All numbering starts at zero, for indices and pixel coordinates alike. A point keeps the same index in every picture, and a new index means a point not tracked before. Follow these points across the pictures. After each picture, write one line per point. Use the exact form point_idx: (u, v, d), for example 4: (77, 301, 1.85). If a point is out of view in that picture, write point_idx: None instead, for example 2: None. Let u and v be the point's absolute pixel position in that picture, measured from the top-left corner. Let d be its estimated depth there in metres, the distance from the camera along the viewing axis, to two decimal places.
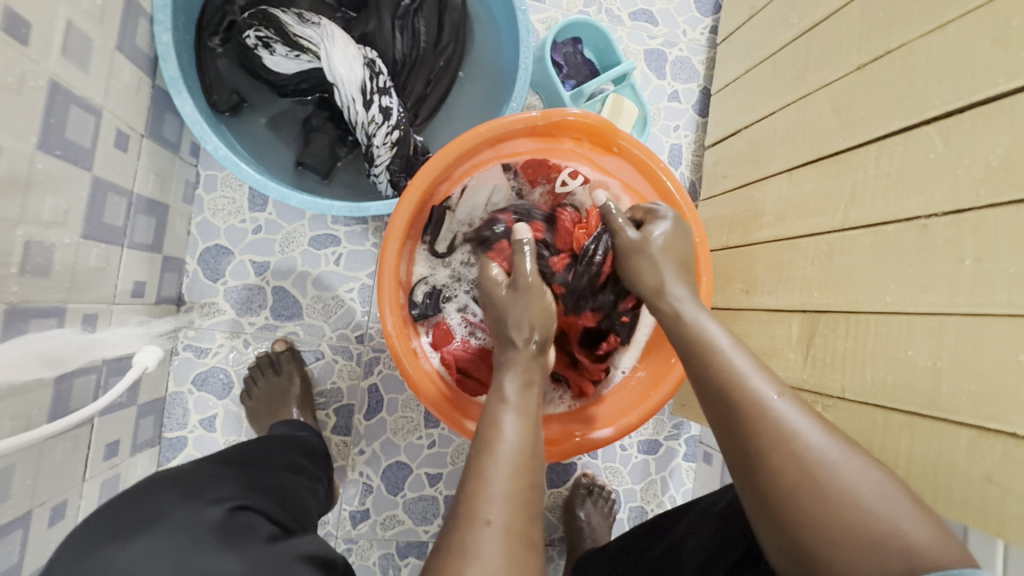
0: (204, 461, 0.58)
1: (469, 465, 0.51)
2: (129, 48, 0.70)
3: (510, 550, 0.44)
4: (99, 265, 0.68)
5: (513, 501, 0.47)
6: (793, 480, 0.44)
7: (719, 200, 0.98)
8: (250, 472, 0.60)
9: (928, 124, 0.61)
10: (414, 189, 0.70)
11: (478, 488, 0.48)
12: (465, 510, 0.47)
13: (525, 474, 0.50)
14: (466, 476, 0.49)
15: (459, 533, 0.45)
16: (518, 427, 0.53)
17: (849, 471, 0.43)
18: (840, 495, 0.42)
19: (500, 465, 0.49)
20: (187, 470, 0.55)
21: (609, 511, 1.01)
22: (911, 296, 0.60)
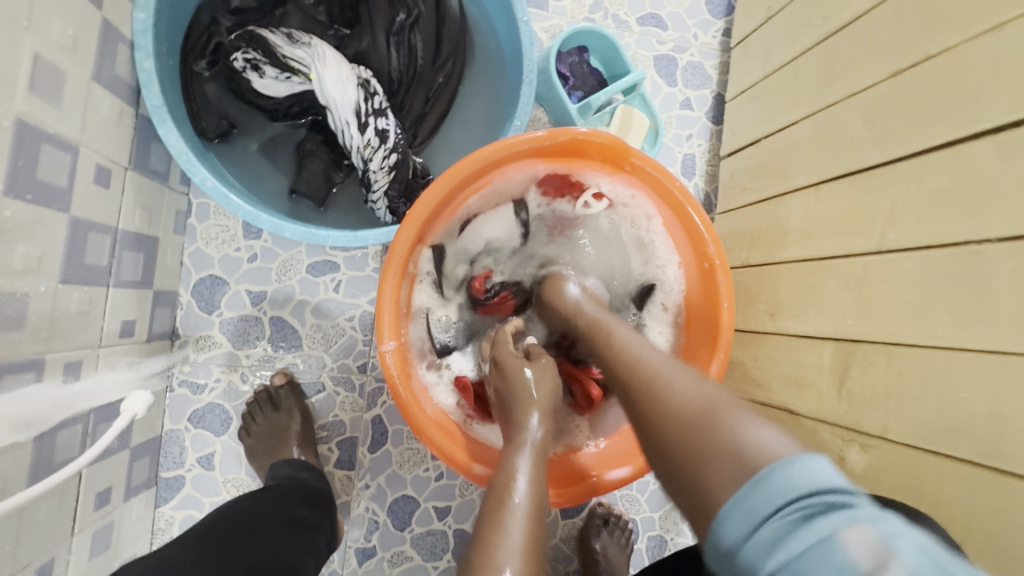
0: (185, 542, 0.58)
1: (481, 522, 0.47)
2: (107, 77, 0.66)
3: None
4: (80, 309, 0.64)
5: (527, 563, 0.43)
6: (675, 426, 0.42)
7: (737, 214, 0.92)
8: (236, 545, 0.57)
9: (976, 138, 0.55)
10: (412, 221, 0.66)
11: (487, 549, 0.44)
12: (473, 575, 0.42)
13: (540, 529, 0.47)
14: (478, 538, 0.46)
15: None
16: (531, 476, 0.52)
17: (738, 415, 0.39)
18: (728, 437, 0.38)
19: (516, 518, 0.46)
20: (164, 561, 0.54)
21: (626, 543, 0.96)
22: (961, 330, 0.54)
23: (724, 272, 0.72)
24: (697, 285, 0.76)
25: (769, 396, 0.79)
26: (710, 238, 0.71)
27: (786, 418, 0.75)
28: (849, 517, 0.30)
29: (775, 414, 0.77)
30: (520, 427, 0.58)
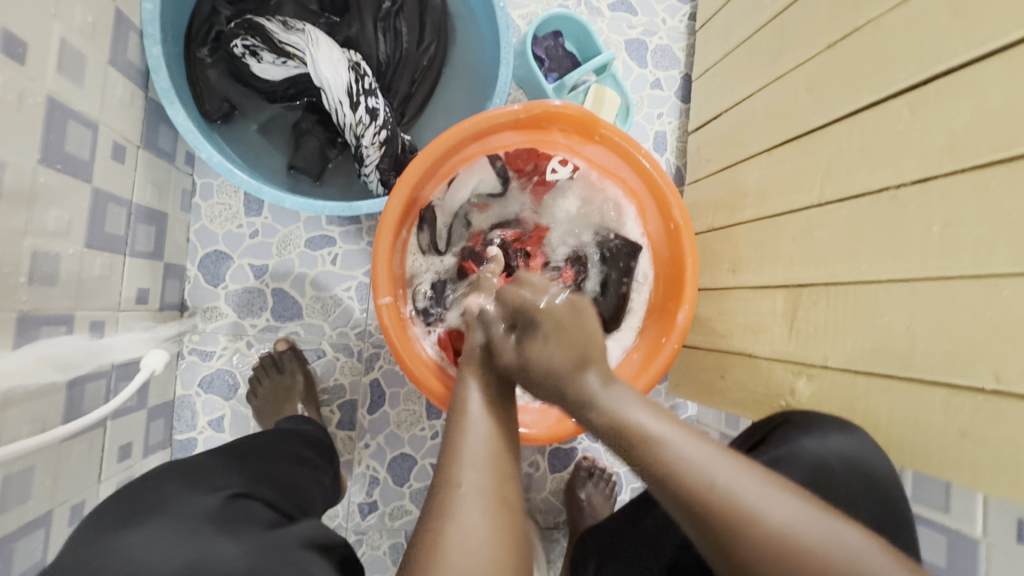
0: (210, 453, 0.62)
1: (447, 439, 0.56)
2: (121, 62, 0.72)
3: (486, 511, 0.49)
4: (102, 274, 0.71)
5: (487, 469, 0.52)
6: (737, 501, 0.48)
7: (703, 183, 1.00)
8: (253, 462, 0.63)
9: (895, 97, 0.63)
10: (401, 186, 0.72)
11: (452, 460, 0.53)
12: (442, 481, 0.51)
13: (502, 446, 0.55)
14: (443, 451, 0.54)
15: (442, 498, 0.50)
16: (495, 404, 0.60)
17: (850, 547, 0.44)
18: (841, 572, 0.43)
19: (473, 434, 0.55)
20: (194, 462, 0.59)
21: (609, 493, 1.04)
22: (886, 264, 0.62)
23: (688, 231, 0.79)
24: (663, 243, 0.83)
25: (732, 345, 0.87)
26: (674, 200, 0.79)
27: (746, 361, 0.83)
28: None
29: (736, 360, 0.85)
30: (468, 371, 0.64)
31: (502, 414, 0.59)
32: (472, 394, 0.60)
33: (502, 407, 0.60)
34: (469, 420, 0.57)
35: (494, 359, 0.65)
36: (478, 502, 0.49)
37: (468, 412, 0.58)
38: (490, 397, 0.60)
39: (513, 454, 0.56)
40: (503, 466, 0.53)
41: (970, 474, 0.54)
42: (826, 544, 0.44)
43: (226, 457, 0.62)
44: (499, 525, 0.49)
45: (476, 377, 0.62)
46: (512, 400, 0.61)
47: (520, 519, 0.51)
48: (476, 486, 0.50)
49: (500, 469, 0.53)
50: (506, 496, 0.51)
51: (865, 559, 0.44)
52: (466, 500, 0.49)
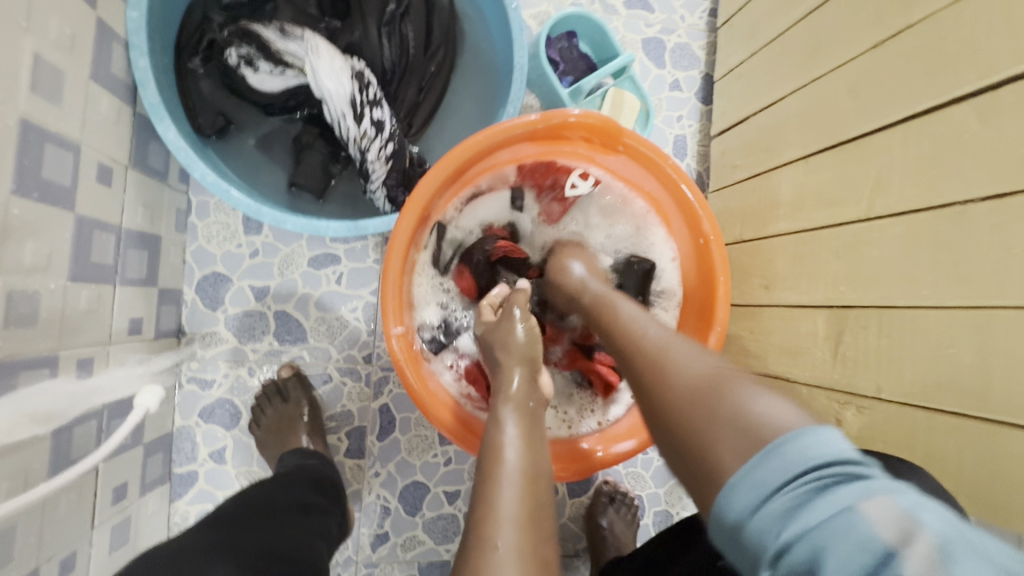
0: (194, 531, 0.58)
1: (478, 491, 0.50)
2: (104, 76, 0.66)
3: (524, 575, 0.43)
4: (90, 307, 0.66)
5: (520, 523, 0.47)
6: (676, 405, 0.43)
7: (729, 191, 0.94)
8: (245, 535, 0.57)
9: (958, 103, 0.57)
10: (412, 208, 0.67)
11: (486, 516, 0.47)
12: (475, 546, 0.45)
13: (534, 494, 0.50)
14: (475, 503, 0.49)
15: (474, 563, 0.44)
16: (519, 442, 0.54)
17: (742, 387, 0.40)
18: (735, 409, 0.38)
19: (507, 488, 0.49)
20: (180, 548, 0.54)
21: (633, 519, 0.99)
22: (949, 289, 0.56)
23: (721, 248, 0.73)
24: (692, 258, 0.78)
25: (766, 367, 0.81)
26: (705, 213, 0.73)
27: (783, 385, 0.78)
28: (869, 490, 0.30)
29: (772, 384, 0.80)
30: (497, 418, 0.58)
31: (540, 455, 0.54)
32: (508, 437, 0.54)
33: (537, 446, 0.55)
34: (502, 468, 0.51)
35: (527, 394, 0.61)
36: (515, 565, 0.44)
37: (501, 461, 0.52)
38: (527, 437, 0.55)
39: (547, 503, 0.50)
40: (540, 523, 0.48)
41: None
42: (714, 390, 0.41)
43: (212, 534, 0.57)
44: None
45: (513, 416, 0.57)
46: (539, 439, 0.56)
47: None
48: (510, 547, 0.45)
49: (535, 524, 0.47)
50: (543, 556, 0.46)
51: (758, 397, 0.38)
52: (502, 562, 0.44)
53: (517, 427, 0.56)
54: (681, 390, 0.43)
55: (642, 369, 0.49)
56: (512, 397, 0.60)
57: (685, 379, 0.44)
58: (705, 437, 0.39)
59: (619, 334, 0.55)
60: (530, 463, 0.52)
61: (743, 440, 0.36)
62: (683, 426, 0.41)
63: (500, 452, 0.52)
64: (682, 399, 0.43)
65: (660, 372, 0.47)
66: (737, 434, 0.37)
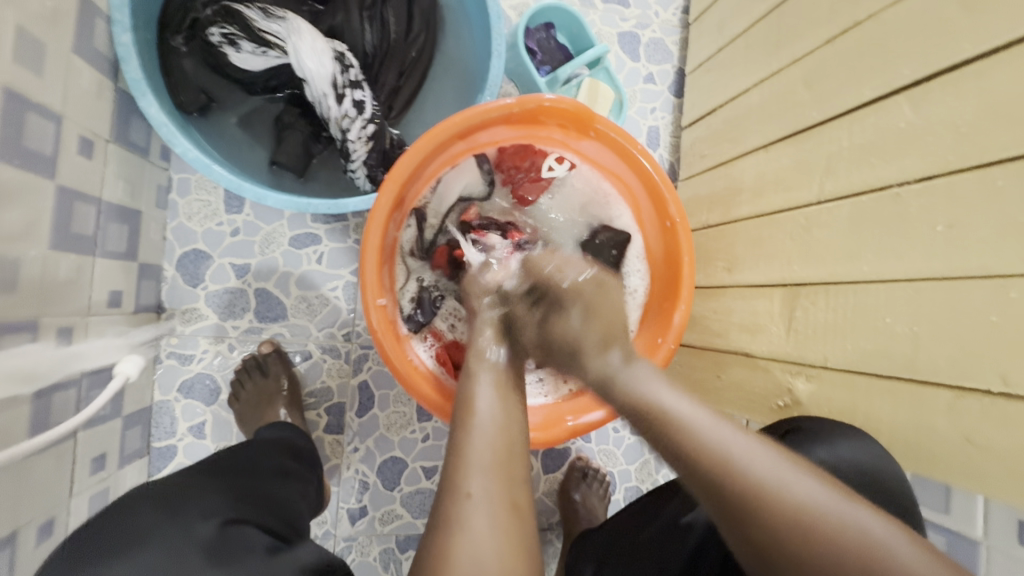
0: (186, 474, 0.59)
1: (451, 437, 0.53)
2: (86, 50, 0.67)
3: (496, 518, 0.47)
4: (70, 277, 0.67)
5: (493, 470, 0.50)
6: (759, 509, 0.46)
7: (697, 180, 0.98)
8: (237, 480, 0.61)
9: (897, 94, 0.62)
10: (391, 182, 0.69)
11: (458, 465, 0.50)
12: (448, 485, 0.49)
13: (505, 439, 0.53)
14: (448, 454, 0.52)
15: (448, 506, 0.48)
16: (490, 399, 0.56)
17: (841, 515, 0.44)
18: (834, 535, 0.44)
19: (477, 437, 0.52)
20: (176, 484, 0.57)
21: (604, 493, 1.03)
22: (887, 264, 0.61)
23: (685, 229, 0.77)
24: (658, 240, 0.81)
25: (729, 345, 0.86)
26: (670, 196, 0.76)
27: (744, 360, 0.82)
28: None
29: (734, 360, 0.84)
30: (469, 382, 0.59)
31: (514, 406, 0.57)
32: (479, 387, 0.58)
33: (508, 399, 0.57)
34: (476, 416, 0.54)
35: (500, 350, 0.63)
36: (488, 509, 0.47)
37: (474, 411, 0.55)
38: (499, 389, 0.58)
39: (519, 446, 0.53)
40: (513, 468, 0.51)
41: (976, 478, 0.54)
42: (819, 507, 0.45)
43: (207, 476, 0.59)
44: (509, 529, 0.47)
45: (488, 370, 0.60)
46: (509, 391, 0.58)
47: (531, 524, 0.49)
48: (483, 492, 0.48)
49: (505, 464, 0.50)
50: (514, 499, 0.49)
51: (879, 531, 0.44)
52: (474, 508, 0.47)
53: (486, 382, 0.58)
54: (786, 517, 0.45)
55: (717, 480, 0.48)
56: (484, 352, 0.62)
57: (756, 478, 0.47)
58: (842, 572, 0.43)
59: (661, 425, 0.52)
60: (501, 407, 0.55)
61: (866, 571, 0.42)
62: (788, 561, 0.45)
63: (472, 407, 0.55)
64: (785, 521, 0.45)
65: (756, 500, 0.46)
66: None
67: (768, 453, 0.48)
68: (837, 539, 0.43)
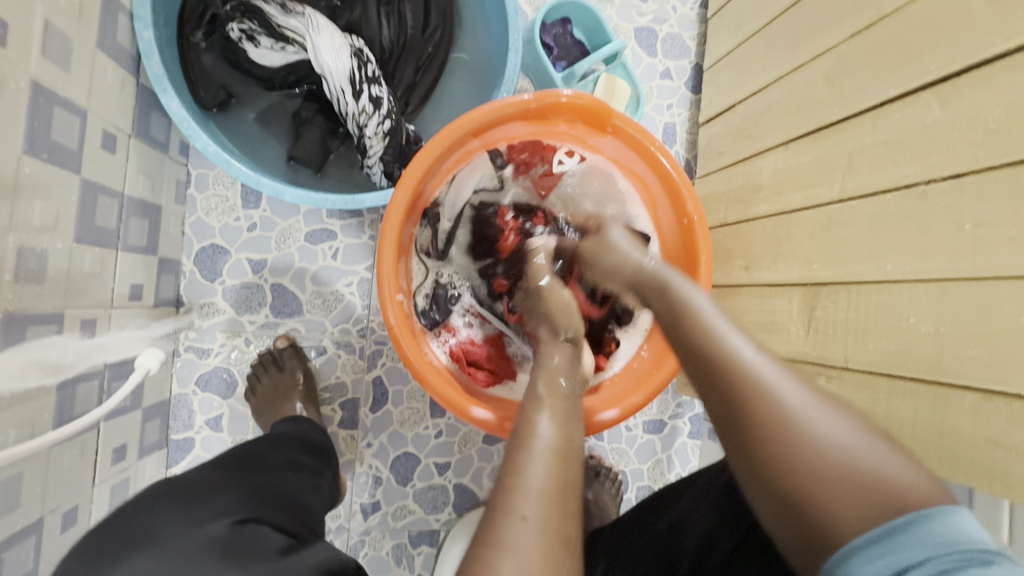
0: (200, 472, 0.59)
1: (506, 461, 0.51)
2: (109, 45, 0.68)
3: (547, 547, 0.45)
4: (94, 270, 0.68)
5: (548, 496, 0.48)
6: (776, 439, 0.43)
7: (714, 177, 0.97)
8: (253, 478, 0.61)
9: (923, 89, 0.60)
10: (408, 178, 0.69)
11: (512, 484, 0.48)
12: (499, 505, 0.47)
13: (565, 472, 0.51)
14: (503, 471, 0.50)
15: (497, 522, 0.46)
16: (553, 433, 0.54)
17: (860, 454, 0.41)
18: (845, 468, 0.40)
19: (537, 462, 0.50)
20: (191, 482, 0.56)
21: (617, 492, 1.02)
22: (912, 264, 0.60)
23: (703, 227, 0.76)
24: (675, 237, 0.80)
25: None
26: (687, 193, 0.76)
27: None
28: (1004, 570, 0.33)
29: None
30: (536, 406, 0.58)
31: (575, 436, 0.55)
32: (541, 417, 0.56)
33: (570, 431, 0.55)
34: (535, 442, 0.52)
35: (563, 372, 0.63)
36: (539, 536, 0.45)
37: (534, 435, 0.53)
38: (562, 421, 0.56)
39: (574, 477, 0.51)
40: (568, 497, 0.49)
41: (1002, 482, 0.53)
42: (847, 451, 0.41)
43: (218, 473, 0.60)
44: (558, 560, 0.45)
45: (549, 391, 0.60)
46: (574, 422, 0.57)
47: (577, 558, 0.47)
48: (537, 518, 0.46)
49: (562, 495, 0.48)
50: (566, 534, 0.47)
51: (899, 472, 0.40)
52: (527, 532, 0.45)
53: (550, 413, 0.56)
54: (800, 452, 0.42)
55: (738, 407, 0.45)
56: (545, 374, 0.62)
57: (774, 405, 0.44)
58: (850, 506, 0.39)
59: (698, 349, 0.50)
60: (563, 437, 0.54)
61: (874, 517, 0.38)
62: (796, 498, 0.41)
63: (533, 429, 0.54)
64: (796, 454, 0.42)
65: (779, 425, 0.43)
66: (869, 517, 0.38)
67: (791, 382, 0.45)
68: (842, 468, 0.40)
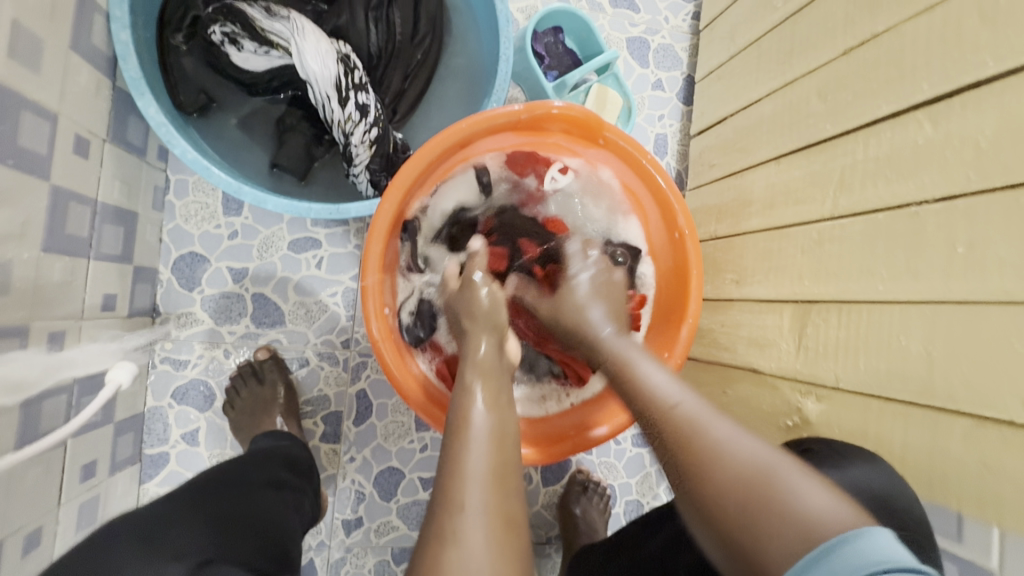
0: (168, 500, 0.57)
1: (446, 451, 0.51)
2: (84, 47, 0.66)
3: (491, 533, 0.44)
4: (63, 280, 0.65)
5: (491, 483, 0.48)
6: (704, 482, 0.46)
7: (705, 189, 0.97)
8: (224, 506, 0.58)
9: (917, 108, 0.60)
10: (395, 188, 0.67)
11: (452, 474, 0.48)
12: (443, 500, 0.46)
13: (503, 453, 0.51)
14: (443, 462, 0.50)
15: (441, 520, 0.45)
16: (488, 410, 0.54)
17: (795, 480, 0.43)
18: (776, 499, 0.42)
19: (474, 449, 0.50)
20: (153, 517, 0.54)
21: (605, 507, 1.01)
22: (905, 284, 0.59)
23: (694, 241, 0.75)
24: (668, 252, 0.79)
25: (736, 359, 0.84)
26: (680, 208, 0.74)
27: (751, 377, 0.80)
28: None
29: (741, 376, 0.82)
30: (465, 391, 0.57)
31: (511, 420, 0.55)
32: (476, 404, 0.55)
33: (504, 413, 0.55)
34: (472, 432, 0.52)
35: (495, 362, 0.61)
36: (483, 522, 0.45)
37: (468, 424, 0.53)
38: (493, 407, 0.55)
39: (514, 462, 0.51)
40: (508, 481, 0.49)
41: (994, 509, 0.52)
42: (766, 478, 0.44)
43: (188, 501, 0.57)
44: (502, 547, 0.44)
45: (480, 379, 0.58)
46: (501, 394, 0.57)
47: (525, 541, 0.47)
48: (478, 504, 0.46)
49: (503, 479, 0.48)
50: (508, 513, 0.47)
51: (816, 493, 0.42)
52: (470, 519, 0.45)
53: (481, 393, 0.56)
54: (728, 488, 0.44)
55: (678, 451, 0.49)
56: (482, 364, 0.60)
57: (711, 440, 0.48)
58: (779, 527, 0.40)
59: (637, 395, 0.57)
60: (499, 423, 0.53)
61: (799, 544, 0.39)
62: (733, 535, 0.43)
63: (469, 414, 0.53)
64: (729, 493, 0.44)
65: (703, 461, 0.47)
66: (795, 536, 0.39)
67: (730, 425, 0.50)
68: (771, 500, 0.42)
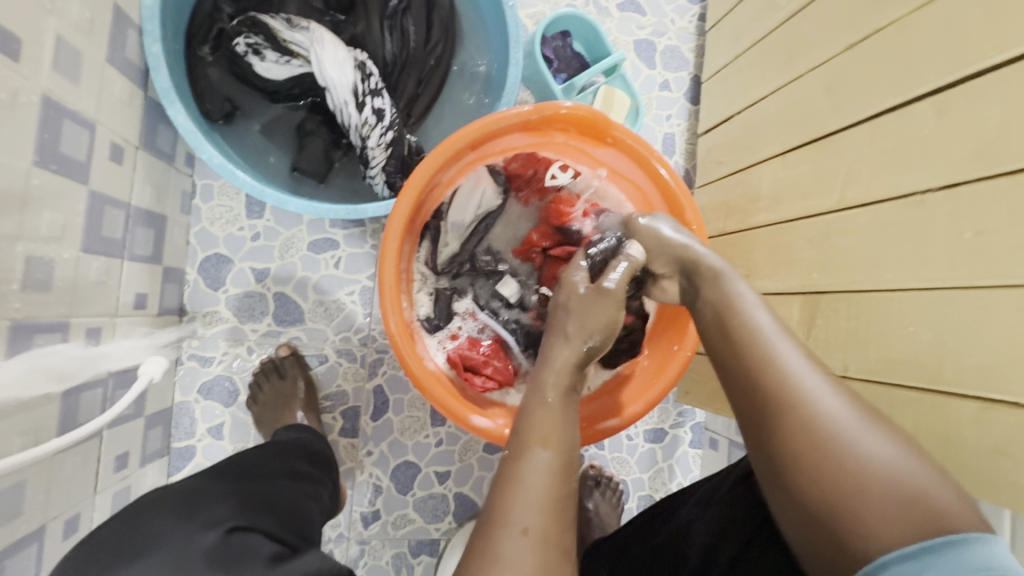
0: (202, 479, 0.60)
1: (501, 470, 0.53)
2: (119, 60, 0.70)
3: (543, 556, 0.47)
4: (99, 279, 0.69)
5: (547, 507, 0.50)
6: (830, 461, 0.48)
7: (713, 187, 0.98)
8: (253, 486, 0.62)
9: (920, 101, 0.61)
10: (410, 189, 0.70)
11: (511, 495, 0.50)
12: (496, 515, 0.49)
13: (562, 481, 0.52)
14: (499, 482, 0.52)
15: (494, 536, 0.48)
16: (553, 432, 0.56)
17: (911, 480, 0.46)
18: (884, 490, 0.46)
19: (532, 476, 0.51)
20: (187, 490, 0.57)
21: (617, 502, 1.02)
22: (911, 272, 0.60)
23: (702, 237, 0.76)
24: None
25: None
26: (688, 204, 0.76)
27: None
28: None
29: None
30: (532, 410, 0.58)
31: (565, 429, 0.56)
32: (539, 436, 0.55)
33: (566, 432, 0.56)
34: (534, 444, 0.54)
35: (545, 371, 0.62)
36: (532, 548, 0.47)
37: (531, 449, 0.54)
38: (551, 426, 0.56)
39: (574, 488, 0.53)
40: (561, 503, 0.51)
41: (1001, 492, 0.53)
42: (879, 466, 0.47)
43: (214, 482, 0.60)
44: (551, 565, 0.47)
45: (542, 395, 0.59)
46: (565, 412, 0.58)
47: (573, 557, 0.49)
48: (530, 527, 0.48)
49: (559, 504, 0.50)
50: (563, 539, 0.49)
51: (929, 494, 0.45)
52: (523, 544, 0.47)
53: (545, 412, 0.57)
54: (846, 470, 0.47)
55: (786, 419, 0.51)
56: (542, 381, 0.61)
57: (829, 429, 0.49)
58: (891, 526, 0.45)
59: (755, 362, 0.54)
60: (558, 455, 0.53)
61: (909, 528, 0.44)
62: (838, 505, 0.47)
63: (533, 440, 0.54)
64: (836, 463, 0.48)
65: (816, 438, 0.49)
66: (905, 523, 0.44)
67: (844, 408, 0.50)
68: (888, 492, 0.46)
